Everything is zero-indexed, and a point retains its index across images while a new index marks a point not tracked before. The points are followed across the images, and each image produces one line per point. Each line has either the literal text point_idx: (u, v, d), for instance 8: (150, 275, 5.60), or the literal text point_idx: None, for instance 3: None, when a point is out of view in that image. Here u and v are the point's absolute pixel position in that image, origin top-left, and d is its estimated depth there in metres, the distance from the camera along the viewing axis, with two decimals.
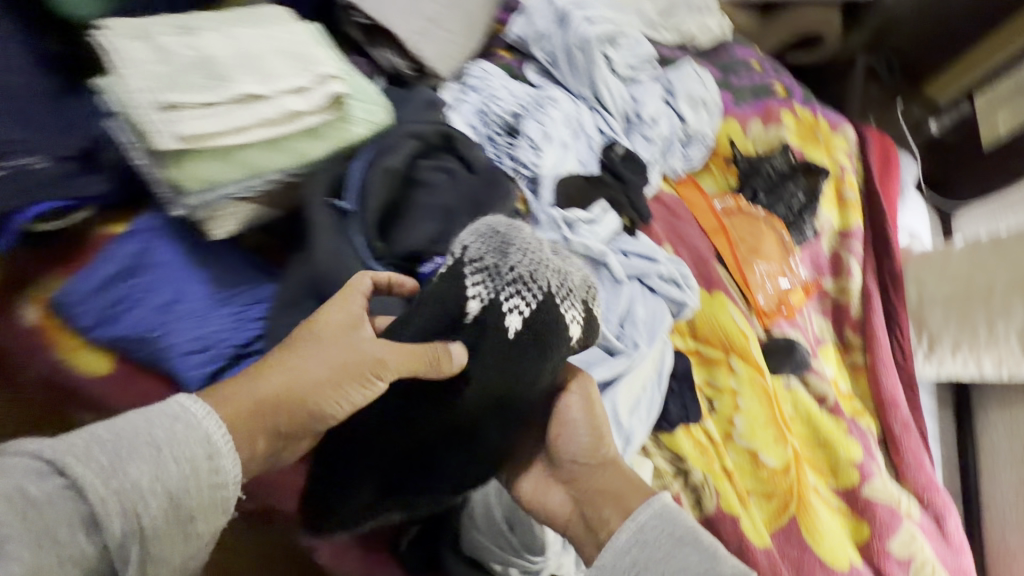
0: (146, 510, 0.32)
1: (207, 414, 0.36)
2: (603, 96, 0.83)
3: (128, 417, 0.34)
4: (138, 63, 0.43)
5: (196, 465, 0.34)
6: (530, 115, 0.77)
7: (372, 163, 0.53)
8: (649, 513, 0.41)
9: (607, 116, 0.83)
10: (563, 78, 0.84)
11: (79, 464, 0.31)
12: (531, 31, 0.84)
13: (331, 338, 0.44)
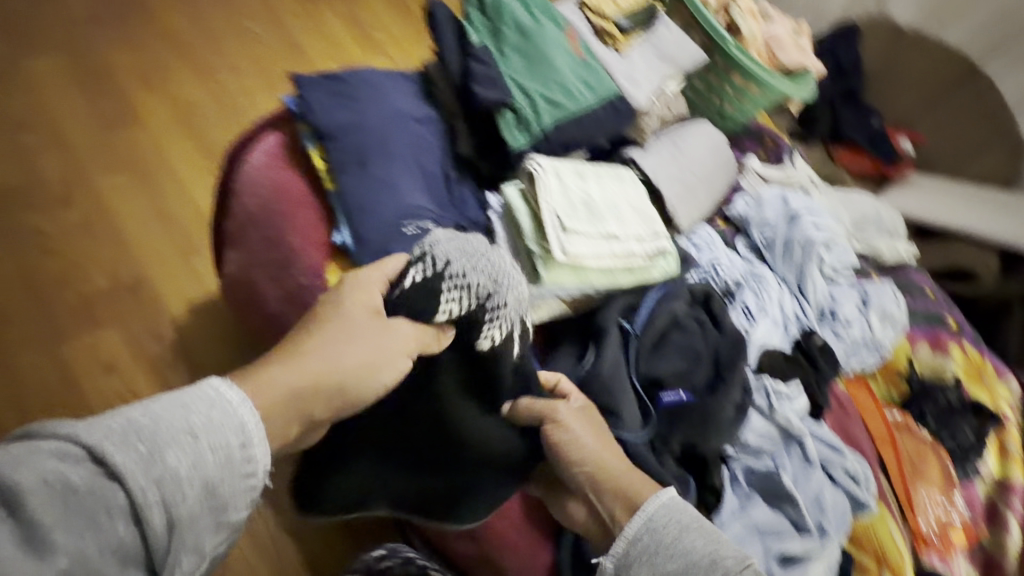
0: (177, 500, 0.40)
1: (236, 397, 0.46)
2: (806, 287, 0.93)
3: (165, 408, 0.43)
4: (552, 195, 0.66)
5: (224, 456, 0.43)
6: (745, 284, 0.88)
7: (661, 302, 0.72)
8: (657, 503, 0.55)
9: (807, 304, 0.93)
10: (773, 260, 0.96)
11: (123, 454, 0.39)
12: (756, 215, 0.99)
13: (345, 319, 0.55)
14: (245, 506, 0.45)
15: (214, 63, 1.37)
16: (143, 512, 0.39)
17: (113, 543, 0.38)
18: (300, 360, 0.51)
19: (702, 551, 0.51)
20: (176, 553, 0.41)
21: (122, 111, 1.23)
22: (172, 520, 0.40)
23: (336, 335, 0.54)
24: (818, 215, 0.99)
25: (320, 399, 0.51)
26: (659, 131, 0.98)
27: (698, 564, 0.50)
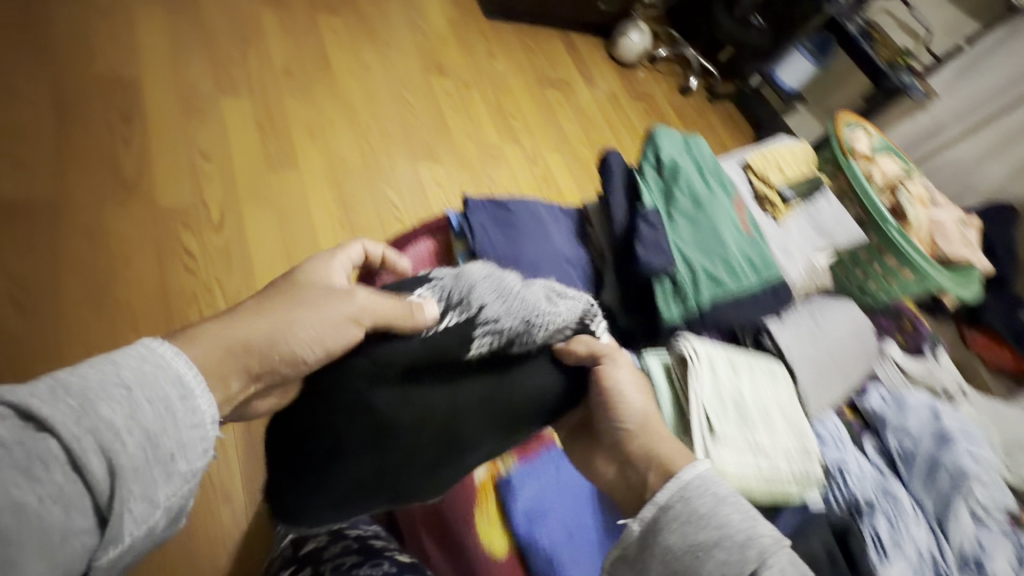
0: (117, 449, 0.40)
1: (176, 356, 0.46)
2: (948, 526, 0.79)
3: (97, 364, 0.42)
4: (703, 385, 0.68)
5: (164, 405, 0.43)
6: (876, 502, 0.77)
7: (795, 525, 0.65)
8: (691, 472, 0.53)
9: (946, 547, 0.78)
10: (909, 480, 0.84)
11: (49, 408, 0.38)
12: (893, 418, 0.88)
13: (299, 289, 0.58)
14: (199, 459, 0.45)
15: (374, 127, 1.50)
16: (80, 459, 0.38)
17: (52, 494, 0.37)
18: (259, 312, 0.54)
19: (737, 525, 0.49)
20: (125, 503, 0.40)
21: (287, 153, 1.33)
22: (112, 469, 0.40)
23: (301, 302, 0.56)
24: (972, 438, 0.85)
25: (243, 358, 0.51)
26: (803, 299, 0.91)
27: (733, 541, 0.48)
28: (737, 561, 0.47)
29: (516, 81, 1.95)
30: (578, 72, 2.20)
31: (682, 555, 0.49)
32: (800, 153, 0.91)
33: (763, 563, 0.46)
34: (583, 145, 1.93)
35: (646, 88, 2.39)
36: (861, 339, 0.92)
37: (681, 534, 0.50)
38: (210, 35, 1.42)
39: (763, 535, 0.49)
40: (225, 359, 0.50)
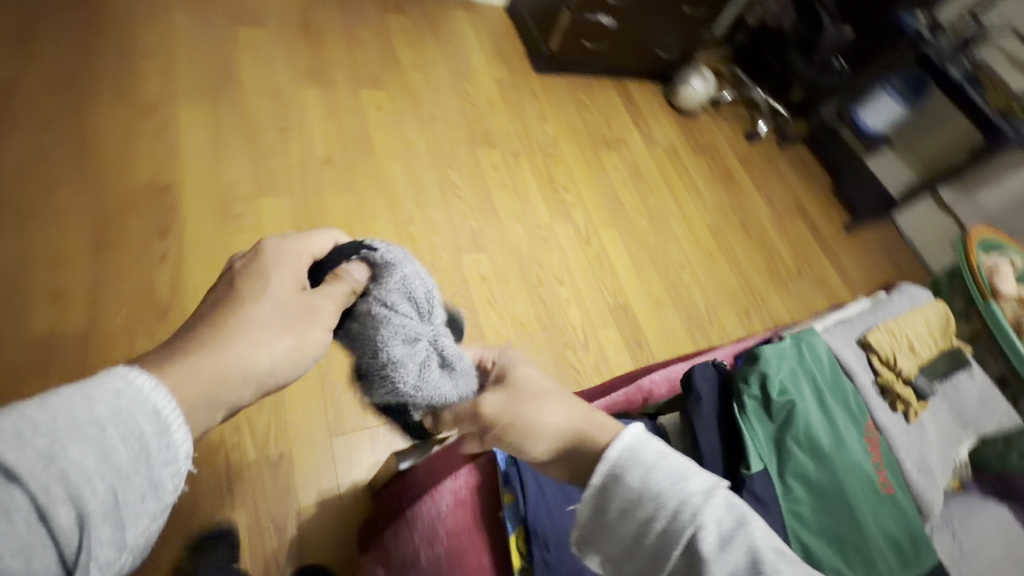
0: (87, 494, 0.33)
1: (155, 390, 0.39)
2: None
3: (67, 399, 0.35)
4: None
5: (142, 442, 0.37)
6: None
7: None
8: (615, 449, 0.47)
9: None
10: None
11: (18, 448, 0.31)
12: None
13: (237, 319, 0.49)
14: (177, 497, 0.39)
15: (415, 217, 1.41)
16: (49, 510, 0.31)
17: (15, 548, 0.30)
18: (215, 337, 0.47)
19: (670, 495, 0.44)
20: (95, 551, 0.33)
21: None
22: (84, 520, 0.33)
23: (251, 313, 0.49)
24: None
25: (234, 381, 0.46)
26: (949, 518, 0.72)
27: (666, 509, 0.44)
28: (674, 529, 0.43)
29: (567, 143, 1.81)
30: (633, 125, 2.02)
31: (622, 527, 0.45)
32: (938, 319, 0.72)
33: (696, 524, 0.42)
34: (640, 214, 1.76)
35: (708, 138, 2.18)
36: (1017, 557, 0.72)
37: (616, 508, 0.45)
38: (253, 127, 1.37)
39: (692, 491, 0.44)
40: (214, 386, 0.44)
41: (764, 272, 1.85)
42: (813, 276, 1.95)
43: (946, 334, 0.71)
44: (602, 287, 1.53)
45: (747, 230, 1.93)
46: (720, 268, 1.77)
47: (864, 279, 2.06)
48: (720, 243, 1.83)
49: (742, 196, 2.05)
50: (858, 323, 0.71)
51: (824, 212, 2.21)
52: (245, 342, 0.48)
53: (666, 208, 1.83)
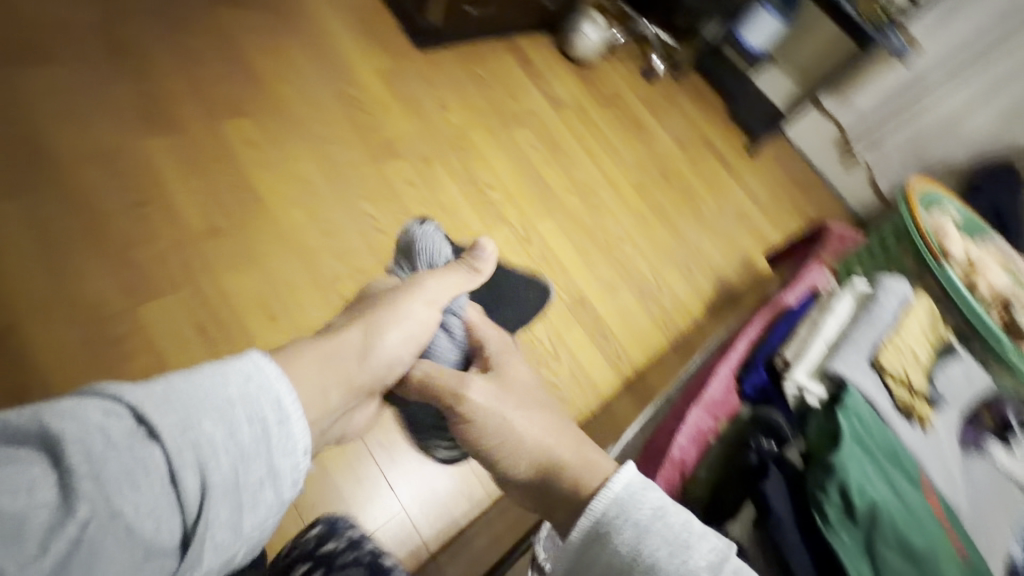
0: (209, 464, 0.47)
1: (275, 383, 0.54)
2: None
3: (210, 381, 0.51)
4: None
5: (260, 430, 0.51)
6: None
7: None
8: (614, 489, 0.54)
9: None
10: None
11: (167, 416, 0.46)
12: None
13: (377, 307, 0.77)
14: (284, 488, 0.53)
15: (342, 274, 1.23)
16: (179, 472, 0.45)
17: (149, 503, 0.43)
18: (363, 328, 0.73)
19: (675, 537, 0.50)
20: (212, 522, 0.47)
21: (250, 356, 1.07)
22: (205, 485, 0.47)
23: (398, 309, 0.77)
24: None
25: (346, 354, 0.68)
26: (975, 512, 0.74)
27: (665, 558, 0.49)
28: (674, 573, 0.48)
29: (477, 131, 1.62)
30: (537, 90, 1.86)
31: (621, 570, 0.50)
32: (924, 316, 0.74)
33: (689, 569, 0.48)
34: (570, 194, 1.67)
35: (611, 87, 2.08)
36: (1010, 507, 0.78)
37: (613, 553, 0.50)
38: (102, 221, 1.09)
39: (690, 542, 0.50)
40: (323, 370, 0.64)
41: (694, 221, 1.87)
42: (734, 212, 2.01)
43: (934, 329, 0.74)
44: (555, 289, 1.46)
45: (668, 181, 1.93)
46: (656, 230, 1.76)
47: (774, 202, 2.18)
48: (649, 203, 1.81)
49: (656, 144, 2.02)
50: (863, 341, 0.70)
51: (728, 141, 2.26)
52: (384, 336, 0.73)
53: (593, 179, 1.75)
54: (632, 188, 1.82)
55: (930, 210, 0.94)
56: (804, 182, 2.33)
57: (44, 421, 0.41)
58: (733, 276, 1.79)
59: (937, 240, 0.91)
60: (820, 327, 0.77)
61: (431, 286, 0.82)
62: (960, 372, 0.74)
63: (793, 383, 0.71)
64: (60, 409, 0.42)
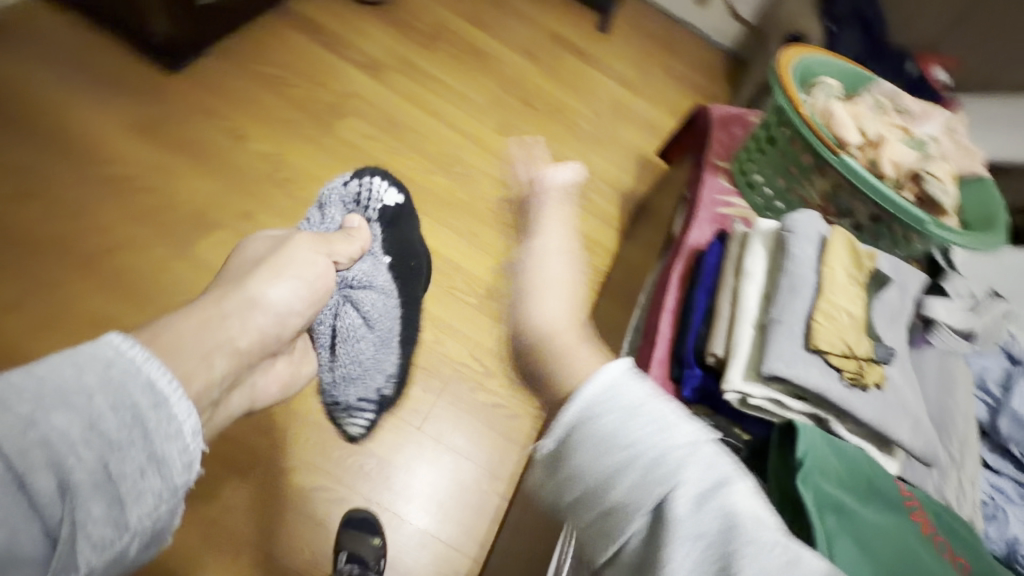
0: (67, 460, 0.44)
1: (144, 361, 0.52)
2: None
3: (63, 369, 0.48)
4: None
5: (133, 416, 0.49)
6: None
7: None
8: (594, 385, 0.46)
9: None
10: None
11: (4, 415, 0.43)
12: (1000, 402, 0.82)
13: (235, 271, 0.76)
14: (176, 471, 0.51)
15: None
16: (28, 477, 0.42)
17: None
18: (226, 291, 0.71)
19: (650, 444, 0.43)
20: (82, 518, 0.44)
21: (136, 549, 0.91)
22: (65, 485, 0.44)
23: (283, 260, 0.79)
24: None
25: (249, 313, 0.70)
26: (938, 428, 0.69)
27: (647, 463, 0.43)
28: (653, 483, 0.42)
29: (291, 148, 1.32)
30: (342, 60, 1.51)
31: (591, 474, 0.44)
32: (844, 251, 0.64)
33: (675, 479, 0.42)
34: (430, 174, 1.43)
35: (426, 16, 1.73)
36: (964, 393, 0.74)
37: (586, 459, 0.44)
38: None
39: (679, 443, 0.43)
40: (205, 331, 0.62)
41: (572, 139, 1.68)
42: (609, 107, 1.82)
43: (857, 260, 0.64)
44: (456, 295, 1.28)
45: (530, 105, 1.69)
46: (538, 170, 1.56)
47: (644, 76, 1.98)
48: (518, 142, 1.59)
49: (501, 66, 1.74)
50: (792, 320, 0.59)
51: (575, 26, 1.99)
52: (260, 291, 0.73)
53: (447, 144, 1.50)
54: (494, 130, 1.58)
55: (812, 94, 0.82)
56: (664, 42, 2.15)
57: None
58: (631, 183, 1.65)
59: (829, 126, 0.78)
60: (742, 303, 0.65)
61: (308, 240, 0.85)
62: (899, 297, 0.65)
63: (732, 390, 0.61)
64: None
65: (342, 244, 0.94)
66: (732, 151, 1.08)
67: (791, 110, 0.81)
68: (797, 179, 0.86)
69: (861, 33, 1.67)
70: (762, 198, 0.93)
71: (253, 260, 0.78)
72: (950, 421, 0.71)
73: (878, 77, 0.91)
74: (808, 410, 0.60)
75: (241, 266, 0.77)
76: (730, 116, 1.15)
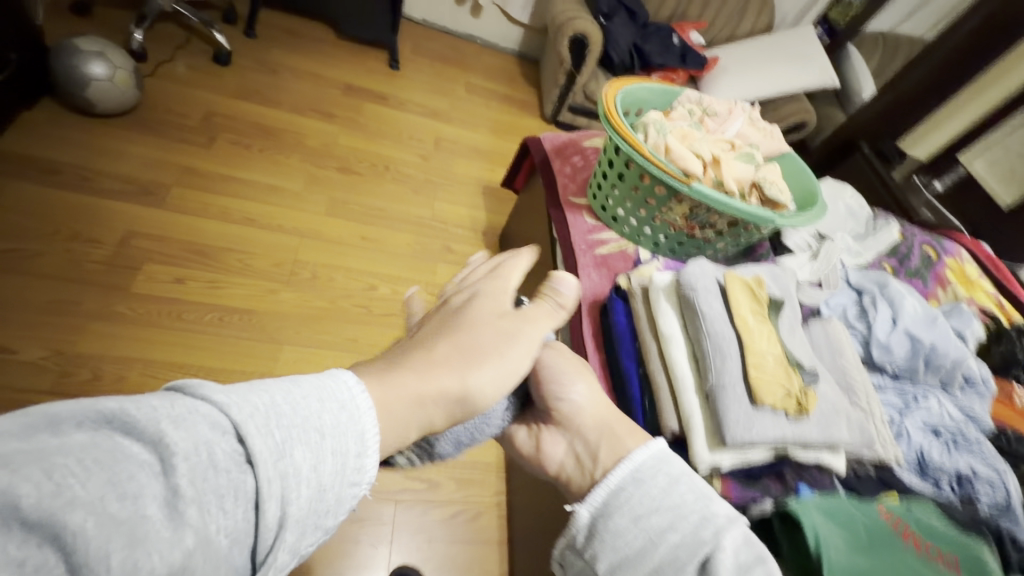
0: (294, 498, 0.36)
1: (367, 409, 0.43)
2: (951, 379, 0.95)
3: (305, 403, 0.40)
4: None
5: (343, 466, 0.40)
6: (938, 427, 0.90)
7: None
8: (643, 453, 0.58)
9: (953, 390, 0.96)
10: (921, 378, 0.94)
11: (265, 436, 0.35)
12: (867, 332, 0.96)
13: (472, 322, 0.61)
14: (337, 517, 0.40)
15: None
16: (263, 501, 0.34)
17: (227, 527, 0.32)
18: (459, 358, 0.56)
19: (694, 506, 0.54)
20: (277, 552, 0.35)
21: None
22: (282, 520, 0.35)
23: (498, 351, 0.58)
24: (903, 292, 0.99)
25: (440, 408, 0.52)
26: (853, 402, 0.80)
27: (690, 522, 0.52)
28: (693, 540, 0.51)
29: (87, 334, 1.03)
30: (109, 197, 1.22)
31: (635, 537, 0.53)
32: (744, 293, 0.68)
33: (716, 539, 0.51)
34: (277, 293, 1.23)
35: (193, 109, 1.47)
36: (846, 353, 0.85)
37: (630, 513, 0.54)
38: None
39: (720, 515, 0.53)
40: (414, 413, 0.49)
41: (411, 193, 1.58)
42: (433, 146, 1.75)
43: (754, 292, 0.69)
44: None
45: (354, 173, 1.55)
46: (392, 241, 1.44)
47: (452, 102, 1.94)
48: (359, 218, 1.45)
49: (306, 139, 1.56)
50: (731, 381, 0.61)
51: (364, 70, 1.87)
52: (472, 379, 0.54)
53: (282, 250, 1.30)
54: (327, 212, 1.42)
55: (642, 131, 0.86)
56: (456, 61, 2.13)
57: (165, 429, 0.31)
58: (485, 218, 1.62)
59: (672, 159, 0.81)
60: (676, 371, 0.65)
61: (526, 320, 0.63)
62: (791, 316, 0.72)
63: (705, 465, 0.61)
64: (173, 414, 0.32)
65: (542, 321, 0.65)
66: (580, 182, 1.09)
67: (634, 152, 0.81)
68: (657, 208, 0.89)
69: (627, 21, 1.87)
70: (630, 227, 0.96)
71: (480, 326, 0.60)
72: (851, 380, 0.82)
73: (682, 88, 0.98)
74: (770, 450, 0.63)
75: (483, 335, 0.59)
76: (563, 145, 1.17)
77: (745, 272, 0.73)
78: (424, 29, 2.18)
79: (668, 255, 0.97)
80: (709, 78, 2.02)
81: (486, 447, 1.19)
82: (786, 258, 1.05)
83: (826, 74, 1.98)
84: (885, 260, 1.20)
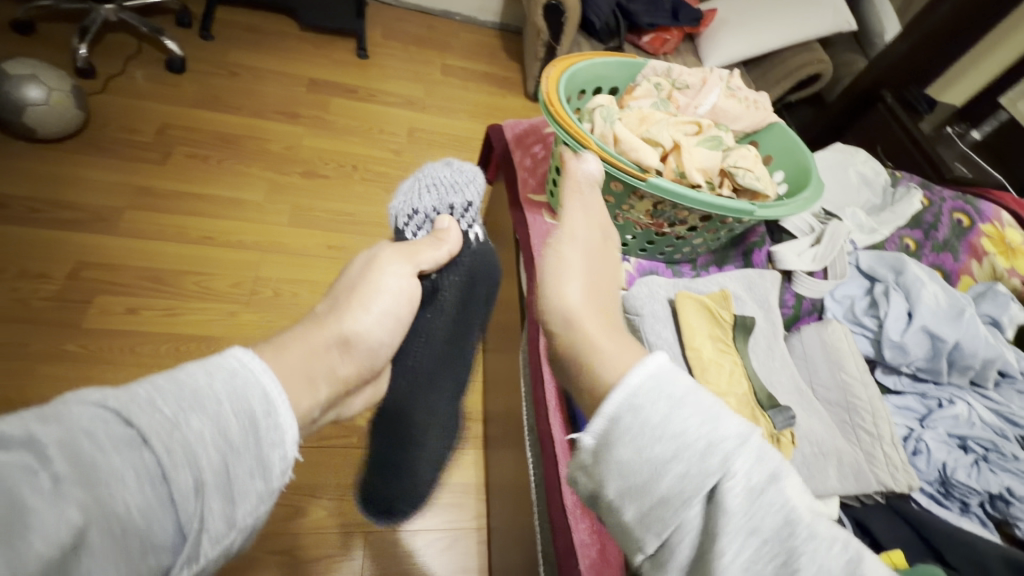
0: (202, 464, 0.35)
1: (263, 371, 0.41)
2: (977, 377, 0.82)
3: (190, 373, 0.38)
4: None
5: (251, 426, 0.38)
6: (967, 439, 0.75)
7: None
8: (641, 373, 0.41)
9: (982, 389, 0.82)
10: (942, 380, 0.81)
11: (150, 413, 0.35)
12: (878, 330, 0.83)
13: (353, 281, 0.59)
14: (276, 473, 0.40)
15: None
16: (169, 473, 0.34)
17: (140, 507, 0.32)
18: (344, 310, 0.55)
19: (700, 433, 0.38)
20: (208, 522, 0.35)
21: None
22: (198, 487, 0.35)
23: (374, 286, 0.59)
24: (921, 278, 0.85)
25: (338, 352, 0.51)
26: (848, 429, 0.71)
27: (695, 451, 0.38)
28: (699, 472, 0.37)
29: (36, 377, 1.01)
30: (57, 228, 1.17)
31: (635, 470, 0.39)
32: (699, 316, 0.66)
33: (725, 472, 0.37)
34: (236, 315, 1.16)
35: (146, 122, 1.40)
36: (844, 372, 0.74)
37: (632, 448, 0.39)
38: None
39: (725, 437, 0.38)
40: (313, 362, 0.48)
41: (383, 193, 1.48)
42: (406, 138, 1.63)
43: (712, 316, 0.66)
44: (327, 445, 1.07)
45: (320, 176, 1.46)
46: (361, 248, 1.35)
47: (427, 88, 1.81)
48: (325, 226, 1.36)
49: (268, 143, 1.48)
50: None
51: (331, 62, 1.75)
52: (354, 328, 0.54)
53: (240, 268, 1.23)
54: (293, 223, 1.34)
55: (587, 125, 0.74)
56: (432, 42, 1.98)
57: (32, 427, 0.31)
58: None
59: (624, 153, 0.69)
60: None
61: (392, 253, 0.63)
62: (756, 347, 0.71)
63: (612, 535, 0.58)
64: (40, 414, 0.32)
65: (427, 247, 0.67)
66: (541, 176, 0.96)
67: (581, 146, 0.68)
68: (616, 206, 0.77)
69: None
70: None
71: (357, 267, 0.62)
72: (856, 401, 0.72)
73: (644, 59, 0.85)
74: None
75: (350, 281, 0.59)
76: (524, 133, 1.03)
77: (727, 307, 0.69)
78: (396, 10, 2.04)
79: (640, 254, 0.85)
80: (708, 34, 1.83)
81: (463, 467, 1.12)
82: (783, 245, 0.90)
83: (841, 16, 1.73)
84: (906, 234, 1.03)
